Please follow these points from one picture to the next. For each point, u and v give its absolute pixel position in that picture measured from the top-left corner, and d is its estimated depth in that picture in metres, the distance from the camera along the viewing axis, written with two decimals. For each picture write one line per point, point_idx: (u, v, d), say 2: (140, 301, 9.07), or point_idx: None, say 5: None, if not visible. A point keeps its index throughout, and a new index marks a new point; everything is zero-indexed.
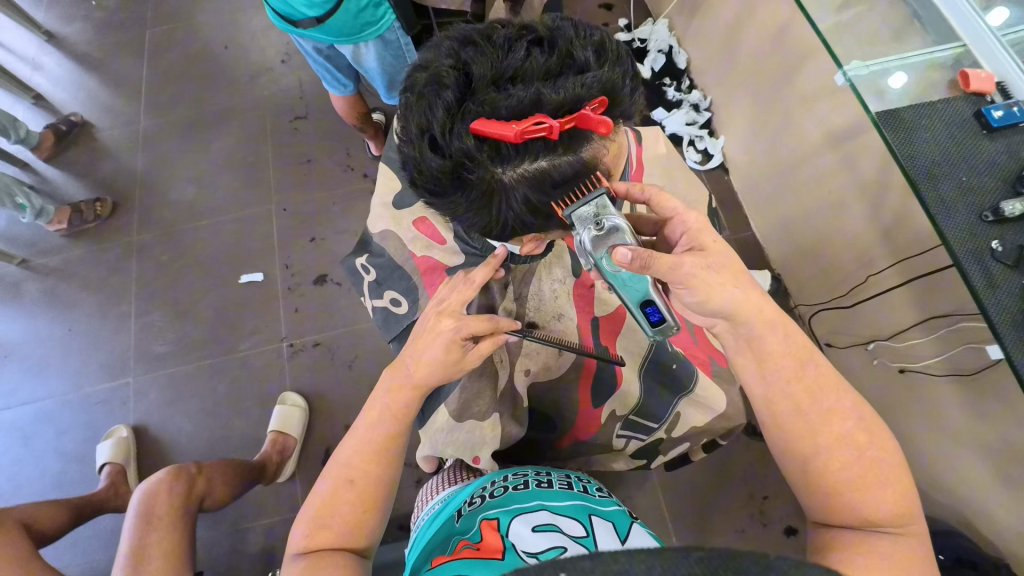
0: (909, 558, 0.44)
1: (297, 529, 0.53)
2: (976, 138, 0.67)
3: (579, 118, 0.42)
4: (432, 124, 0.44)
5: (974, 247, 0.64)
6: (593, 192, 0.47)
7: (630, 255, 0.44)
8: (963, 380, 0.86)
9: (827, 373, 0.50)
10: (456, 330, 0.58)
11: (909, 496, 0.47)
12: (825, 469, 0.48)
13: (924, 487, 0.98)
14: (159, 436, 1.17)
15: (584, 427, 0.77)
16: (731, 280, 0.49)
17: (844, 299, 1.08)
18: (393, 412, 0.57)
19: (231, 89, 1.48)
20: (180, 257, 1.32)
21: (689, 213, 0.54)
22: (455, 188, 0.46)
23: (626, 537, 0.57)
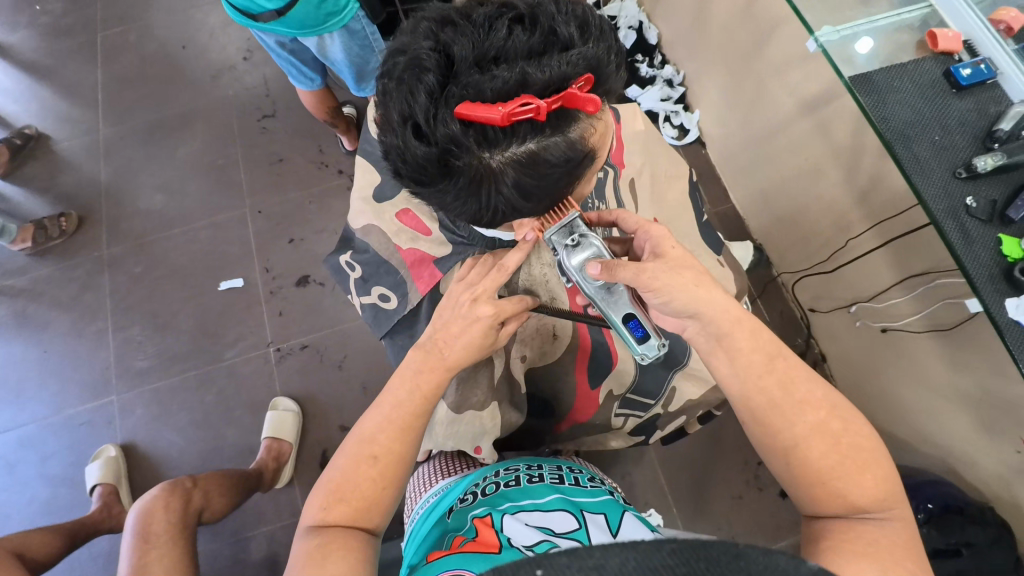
0: (899, 543, 0.42)
1: (314, 500, 0.51)
2: (944, 97, 0.69)
3: (567, 97, 0.41)
4: (414, 111, 0.42)
5: (949, 205, 0.65)
6: (567, 216, 0.55)
7: (599, 268, 0.52)
8: (943, 335, 0.88)
9: (795, 365, 0.50)
10: (497, 314, 0.59)
11: (891, 480, 0.46)
12: (805, 458, 0.47)
13: (911, 441, 1.01)
14: (150, 452, 1.15)
15: (582, 409, 0.77)
16: (692, 279, 0.51)
17: (825, 265, 1.10)
18: (423, 392, 0.56)
19: (193, 90, 1.43)
20: (154, 268, 1.28)
21: (653, 225, 0.56)
22: (442, 176, 0.44)
23: (618, 530, 0.58)
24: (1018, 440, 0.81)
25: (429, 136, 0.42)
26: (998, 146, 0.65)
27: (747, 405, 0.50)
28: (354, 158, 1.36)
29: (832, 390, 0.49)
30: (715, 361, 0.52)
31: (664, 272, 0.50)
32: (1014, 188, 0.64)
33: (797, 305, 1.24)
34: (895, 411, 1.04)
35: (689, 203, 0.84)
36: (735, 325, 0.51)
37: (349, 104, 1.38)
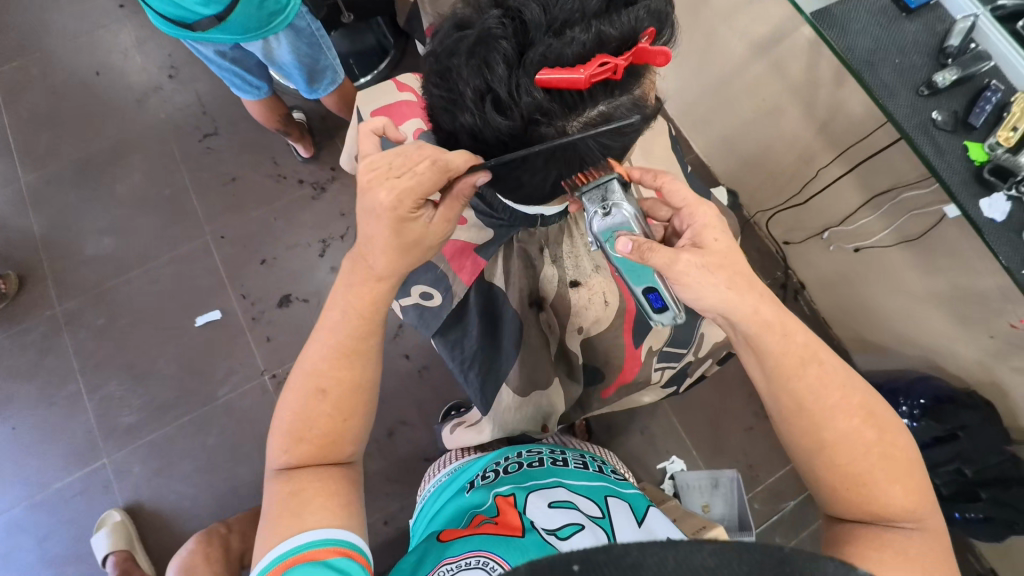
0: (929, 553, 0.44)
1: (276, 444, 0.52)
2: (897, 22, 0.72)
3: (638, 52, 0.40)
4: (493, 83, 0.40)
5: (918, 121, 0.70)
6: (604, 175, 0.51)
7: (629, 246, 0.48)
8: (913, 243, 0.95)
9: (831, 369, 0.47)
10: (393, 206, 0.49)
11: (920, 488, 0.46)
12: (835, 463, 0.46)
13: (897, 346, 1.10)
14: (160, 508, 1.09)
15: (627, 369, 0.79)
16: (725, 281, 0.47)
17: (795, 198, 1.16)
18: (357, 310, 0.53)
19: (119, 119, 1.31)
20: (119, 316, 1.19)
21: (699, 207, 0.51)
22: (520, 145, 0.44)
23: (643, 519, 0.58)
24: (991, 326, 0.89)
25: (511, 107, 0.41)
26: (951, 62, 0.69)
27: (781, 404, 0.48)
28: (313, 165, 1.29)
29: (869, 395, 0.47)
30: (749, 354, 0.50)
31: (698, 267, 0.46)
32: (973, 95, 0.69)
33: (772, 240, 1.31)
34: (878, 321, 1.12)
35: (674, 156, 0.85)
36: (767, 328, 0.47)
37: (297, 109, 1.31)
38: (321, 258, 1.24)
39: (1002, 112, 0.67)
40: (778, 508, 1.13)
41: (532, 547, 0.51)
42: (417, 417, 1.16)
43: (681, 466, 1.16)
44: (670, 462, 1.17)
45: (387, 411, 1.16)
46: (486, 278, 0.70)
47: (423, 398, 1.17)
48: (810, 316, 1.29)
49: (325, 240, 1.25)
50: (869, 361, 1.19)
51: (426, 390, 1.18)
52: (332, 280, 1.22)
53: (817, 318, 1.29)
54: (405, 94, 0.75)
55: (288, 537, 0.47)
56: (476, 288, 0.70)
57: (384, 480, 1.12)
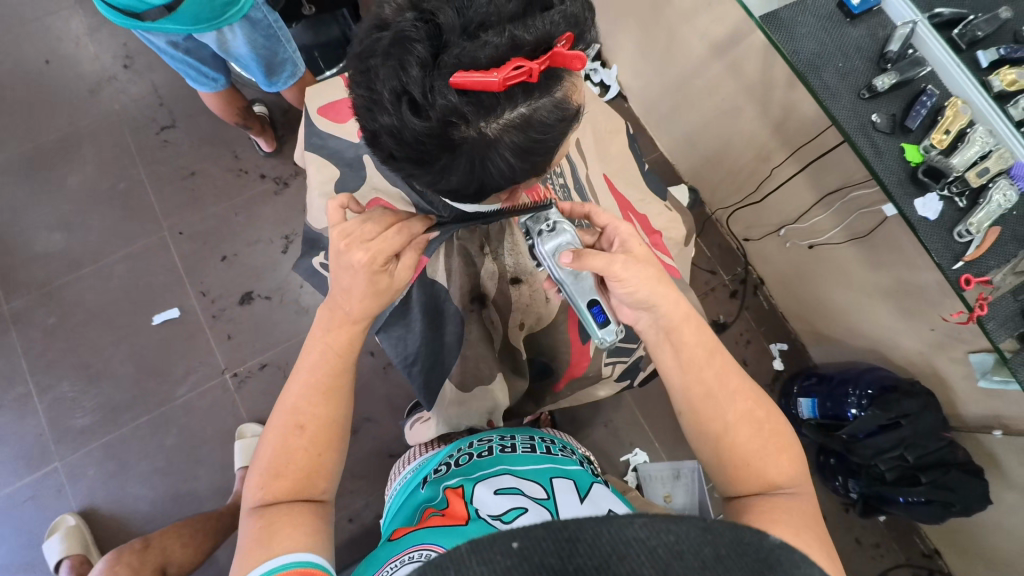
0: (810, 513, 0.47)
1: (252, 481, 0.52)
2: (841, 27, 0.74)
3: (553, 57, 0.40)
4: (407, 84, 0.40)
5: (859, 123, 0.73)
6: (543, 207, 0.58)
7: (569, 253, 0.52)
8: (861, 241, 0.99)
9: (729, 362, 0.54)
10: (370, 262, 0.54)
11: (801, 462, 0.51)
12: (733, 443, 0.50)
13: (849, 337, 1.14)
14: (115, 510, 1.06)
15: (576, 364, 0.80)
16: (651, 272, 0.52)
17: (752, 195, 1.19)
18: (335, 349, 0.56)
19: (69, 110, 1.26)
20: (71, 314, 1.15)
21: (621, 224, 0.55)
22: (441, 151, 0.43)
23: (587, 495, 0.59)
24: (930, 319, 0.93)
25: (426, 108, 0.40)
26: (890, 67, 0.72)
27: (688, 391, 0.52)
28: (275, 159, 1.27)
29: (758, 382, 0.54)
30: (658, 353, 0.55)
31: (631, 264, 0.51)
32: (910, 98, 0.71)
33: (733, 237, 1.35)
34: (831, 314, 1.16)
35: (630, 154, 0.86)
36: (684, 320, 0.53)
37: (259, 102, 1.28)
38: (284, 254, 1.22)
39: (938, 115, 0.70)
40: None
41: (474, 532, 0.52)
42: (383, 414, 1.16)
43: (644, 458, 1.19)
44: (634, 455, 1.19)
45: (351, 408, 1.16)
46: (428, 274, 0.68)
47: (388, 396, 1.17)
48: (768, 310, 1.33)
49: (287, 235, 1.23)
50: (823, 353, 1.24)
51: (391, 387, 1.17)
52: (296, 276, 1.21)
53: (774, 312, 1.33)
54: None
55: (259, 565, 0.45)
56: (419, 284, 0.67)
57: (349, 478, 1.12)
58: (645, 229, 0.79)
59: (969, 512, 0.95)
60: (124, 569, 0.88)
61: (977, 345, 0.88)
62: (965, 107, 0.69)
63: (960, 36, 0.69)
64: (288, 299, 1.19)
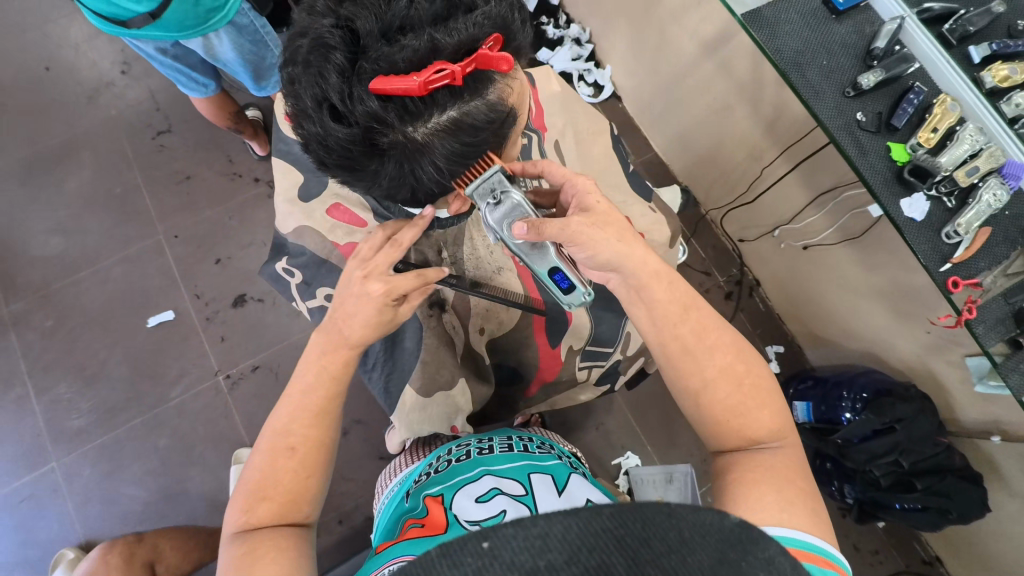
0: (795, 467, 0.46)
1: (235, 506, 0.52)
2: (826, 24, 0.73)
3: (479, 58, 0.40)
4: (328, 91, 0.40)
5: (843, 122, 0.71)
6: (489, 168, 0.48)
7: (524, 229, 0.47)
8: (855, 241, 0.97)
9: (708, 316, 0.51)
10: (385, 295, 0.55)
11: (784, 413, 0.49)
12: (713, 399, 0.49)
13: (845, 339, 1.12)
14: (109, 511, 1.07)
15: (548, 368, 0.80)
16: (614, 235, 0.50)
17: (745, 195, 1.18)
18: (330, 373, 0.56)
19: (68, 116, 1.29)
20: (68, 317, 1.17)
21: (579, 178, 0.54)
22: (370, 156, 0.43)
23: (565, 488, 0.59)
24: (926, 321, 0.91)
25: (348, 115, 0.41)
26: (876, 64, 0.70)
27: (666, 347, 0.50)
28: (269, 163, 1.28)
29: (739, 334, 0.51)
30: (635, 310, 0.52)
31: (586, 225, 0.49)
32: (897, 96, 0.70)
33: (728, 238, 1.33)
34: (826, 315, 1.14)
35: (614, 154, 0.85)
36: (653, 277, 0.50)
37: (252, 106, 1.30)
38: None
39: (926, 112, 0.69)
40: None
41: None
42: (373, 416, 1.16)
43: (635, 461, 1.17)
44: (625, 458, 1.18)
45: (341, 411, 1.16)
46: None
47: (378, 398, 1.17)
48: (764, 312, 1.31)
49: None
50: (819, 356, 1.22)
51: None
52: None
53: (770, 313, 1.31)
54: None
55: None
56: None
57: (339, 479, 1.12)
58: None
59: (966, 520, 0.92)
60: (115, 560, 0.90)
61: (973, 349, 0.86)
62: (955, 104, 0.68)
63: (950, 31, 0.67)
64: (280, 301, 1.20)
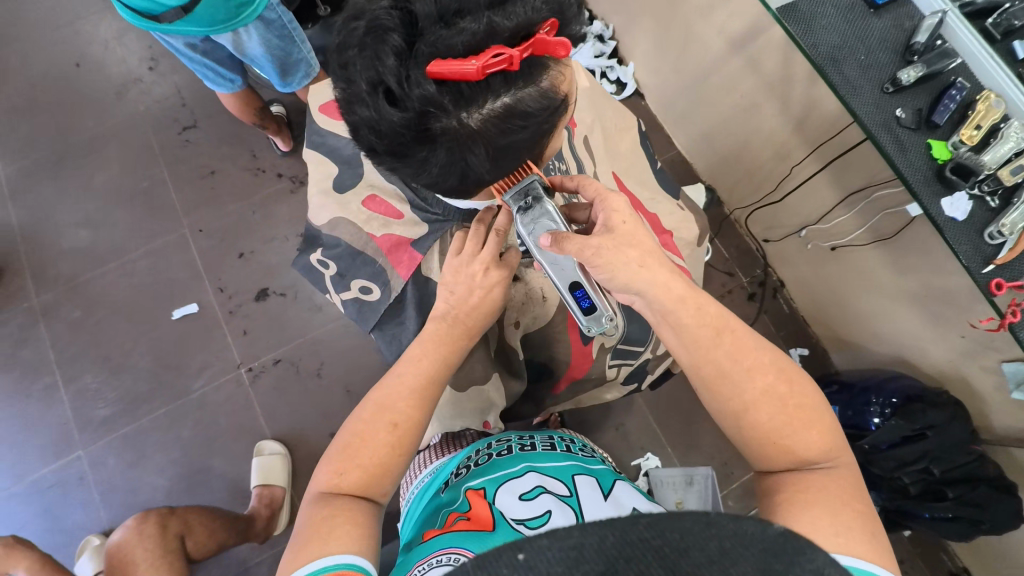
0: (852, 489, 0.43)
1: (326, 467, 0.52)
2: (864, 17, 0.71)
3: (535, 43, 0.40)
4: (383, 74, 0.39)
5: (881, 118, 0.69)
6: (527, 178, 0.53)
7: (548, 240, 0.51)
8: (886, 242, 0.95)
9: (743, 336, 0.50)
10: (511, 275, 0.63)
11: (833, 432, 0.47)
12: (755, 420, 0.47)
13: (874, 343, 1.10)
14: (133, 499, 1.09)
15: (577, 366, 0.78)
16: (637, 258, 0.49)
17: (772, 195, 1.16)
18: (441, 352, 0.59)
19: (97, 111, 1.31)
20: (96, 309, 1.19)
21: (610, 197, 0.53)
22: (422, 143, 0.42)
23: (610, 492, 0.59)
24: (960, 325, 0.89)
25: (403, 99, 0.40)
26: (917, 59, 0.68)
27: (701, 372, 0.49)
28: (292, 159, 1.29)
29: (778, 353, 0.50)
30: (667, 333, 0.51)
31: (607, 249, 0.49)
32: (938, 93, 0.67)
33: (752, 238, 1.31)
34: (854, 318, 1.12)
35: (640, 151, 0.84)
36: (678, 303, 0.49)
37: (276, 102, 1.31)
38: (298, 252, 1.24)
39: (968, 109, 0.66)
40: (751, 506, 1.13)
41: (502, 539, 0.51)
42: None
43: (656, 463, 1.16)
44: (645, 459, 1.17)
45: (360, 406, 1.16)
46: (423, 271, 0.70)
47: None
48: (788, 314, 1.29)
49: (302, 233, 1.25)
50: (845, 360, 1.20)
51: None
52: None
53: (794, 315, 1.29)
54: None
55: (310, 560, 0.44)
56: (413, 282, 0.70)
57: None
58: (653, 228, 0.77)
59: (999, 531, 0.89)
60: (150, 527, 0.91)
61: (1010, 354, 0.84)
62: (999, 102, 0.65)
63: (994, 25, 0.65)
64: (302, 296, 1.21)
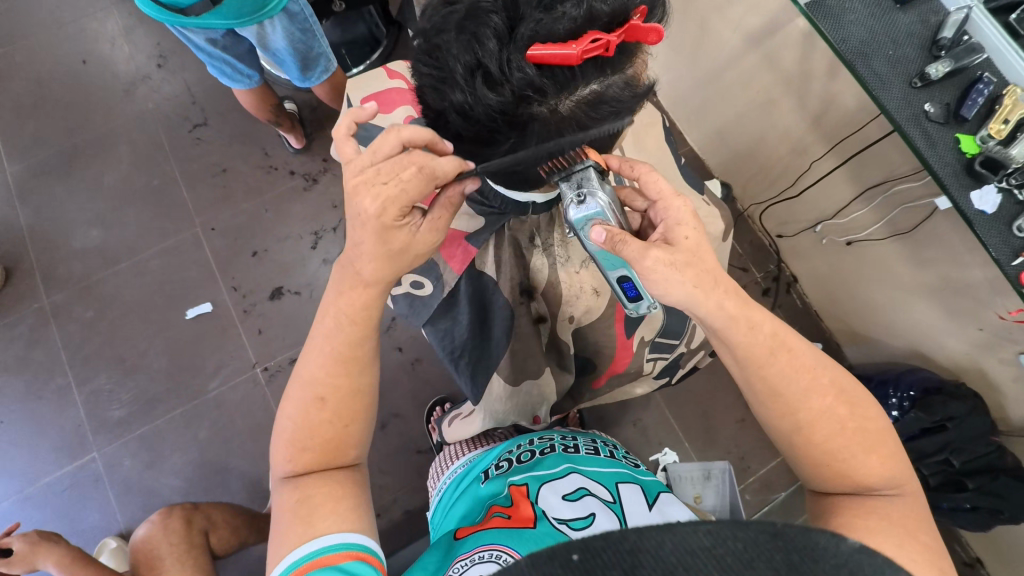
0: (913, 518, 0.45)
1: (281, 454, 0.54)
2: (890, 12, 0.70)
3: (629, 29, 0.40)
4: (483, 58, 0.40)
5: (910, 113, 0.69)
6: (580, 163, 0.52)
7: (603, 235, 0.50)
8: (904, 237, 0.95)
9: (801, 355, 0.49)
10: (379, 213, 0.51)
11: (897, 456, 0.48)
12: (814, 441, 0.47)
13: (889, 337, 1.11)
14: (149, 501, 1.08)
15: (617, 362, 0.79)
16: (691, 278, 0.48)
17: (787, 191, 1.17)
18: (349, 318, 0.54)
19: (106, 109, 1.29)
20: (107, 309, 1.17)
21: (673, 201, 0.53)
22: (513, 126, 0.43)
23: (656, 502, 0.57)
24: (978, 318, 0.90)
25: (501, 84, 0.40)
26: (944, 55, 0.67)
27: (755, 391, 0.49)
28: (305, 156, 1.28)
29: (837, 373, 0.49)
30: (719, 346, 0.51)
31: (664, 264, 0.48)
32: (965, 87, 0.67)
33: (765, 234, 1.33)
34: (869, 313, 1.13)
35: (666, 147, 0.85)
36: (730, 323, 0.48)
37: (289, 99, 1.30)
38: (312, 250, 1.23)
39: (994, 104, 0.66)
40: (769, 500, 1.14)
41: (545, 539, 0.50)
42: (410, 410, 1.16)
43: (674, 458, 1.17)
44: (663, 454, 1.17)
45: (379, 404, 1.16)
46: (476, 266, 0.70)
47: (416, 391, 1.17)
48: (801, 309, 1.31)
49: (316, 232, 1.24)
50: (859, 353, 1.22)
51: (419, 382, 1.17)
52: (324, 272, 1.22)
53: (808, 310, 1.31)
54: (396, 80, 0.76)
55: (303, 543, 0.48)
56: (467, 277, 0.69)
57: (377, 472, 1.12)
58: None
59: (1018, 520, 0.91)
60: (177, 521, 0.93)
61: None
62: None
63: (1018, 21, 0.63)
64: (317, 294, 1.20)
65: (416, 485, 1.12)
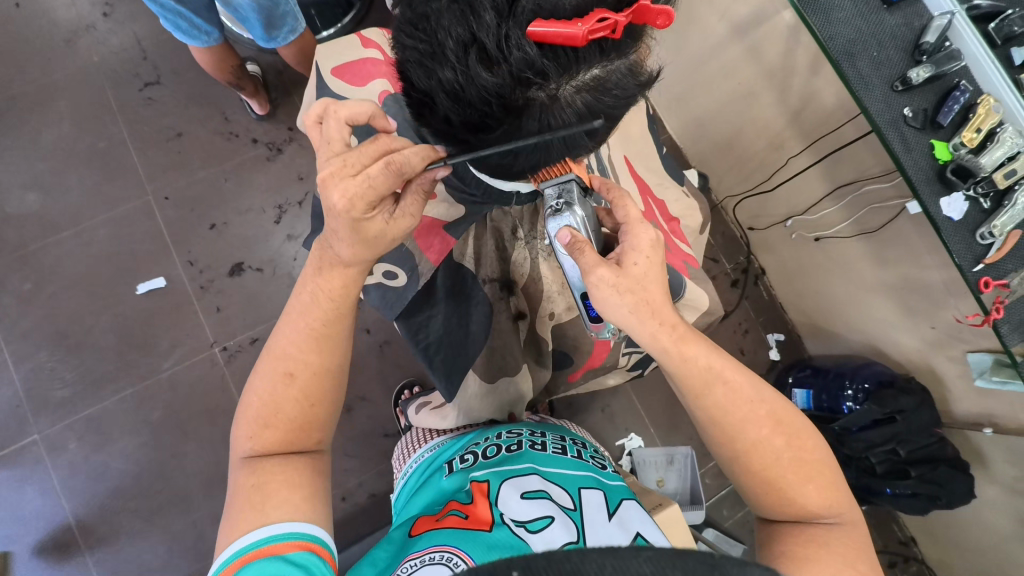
0: (854, 548, 0.46)
1: (241, 431, 0.52)
2: (877, 13, 0.68)
3: (639, 10, 0.38)
4: (478, 33, 0.37)
5: (890, 117, 0.67)
6: (564, 175, 0.53)
7: (567, 238, 0.51)
8: (870, 236, 0.98)
9: (737, 384, 0.50)
10: (348, 208, 0.50)
11: (836, 485, 0.49)
12: (753, 470, 0.49)
13: (847, 331, 1.16)
14: (98, 485, 1.03)
15: (593, 357, 0.79)
16: (628, 305, 0.49)
17: (762, 185, 1.18)
18: (328, 293, 0.54)
19: (43, 60, 1.17)
20: (49, 280, 1.09)
21: (634, 227, 0.51)
22: (507, 111, 0.41)
23: (616, 512, 0.56)
24: (933, 317, 0.94)
25: (498, 63, 0.38)
26: (925, 60, 0.65)
27: (699, 416, 0.51)
28: (269, 124, 1.20)
29: (778, 404, 0.50)
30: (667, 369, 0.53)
31: (609, 282, 0.49)
32: (942, 94, 0.66)
33: (736, 226, 1.35)
34: (830, 308, 1.17)
35: (649, 138, 0.83)
36: (662, 355, 0.50)
37: (251, 62, 1.20)
38: (276, 225, 1.16)
39: (968, 112, 0.64)
40: (726, 484, 1.19)
41: (501, 543, 0.50)
42: (378, 394, 1.13)
43: (639, 443, 1.19)
44: (629, 439, 1.19)
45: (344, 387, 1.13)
46: (454, 257, 0.70)
47: (385, 374, 1.14)
48: (768, 301, 1.35)
49: (281, 205, 1.17)
50: (819, 346, 1.27)
51: (388, 365, 1.14)
52: (289, 248, 1.16)
53: (773, 302, 1.35)
54: (371, 52, 0.72)
55: (252, 529, 0.46)
56: (444, 267, 0.70)
57: (342, 456, 1.10)
58: (661, 216, 0.78)
59: (953, 505, 0.98)
60: None
61: (976, 346, 0.89)
62: (997, 106, 0.63)
63: (997, 30, 0.62)
64: (280, 271, 1.15)
65: (383, 469, 1.11)
